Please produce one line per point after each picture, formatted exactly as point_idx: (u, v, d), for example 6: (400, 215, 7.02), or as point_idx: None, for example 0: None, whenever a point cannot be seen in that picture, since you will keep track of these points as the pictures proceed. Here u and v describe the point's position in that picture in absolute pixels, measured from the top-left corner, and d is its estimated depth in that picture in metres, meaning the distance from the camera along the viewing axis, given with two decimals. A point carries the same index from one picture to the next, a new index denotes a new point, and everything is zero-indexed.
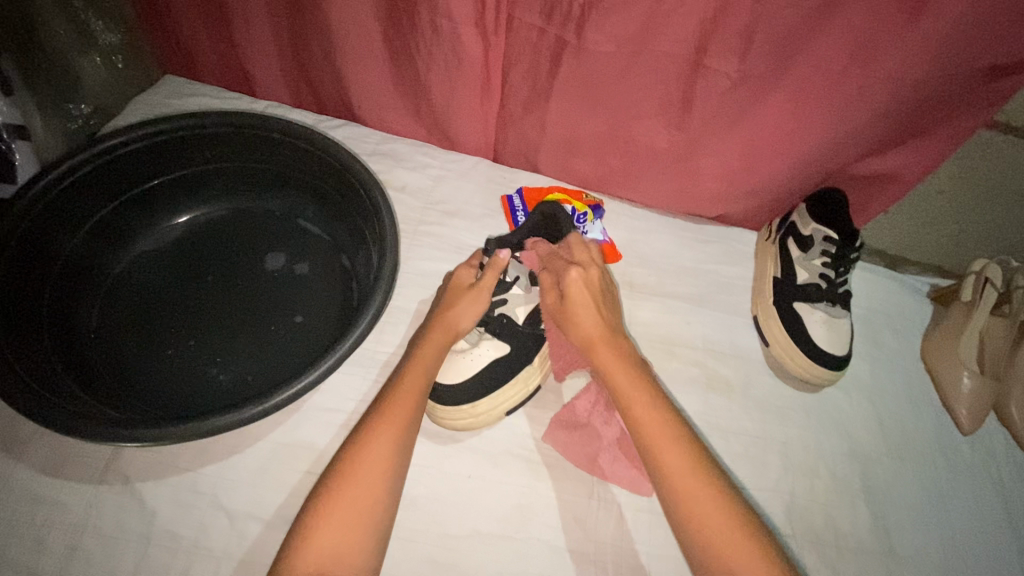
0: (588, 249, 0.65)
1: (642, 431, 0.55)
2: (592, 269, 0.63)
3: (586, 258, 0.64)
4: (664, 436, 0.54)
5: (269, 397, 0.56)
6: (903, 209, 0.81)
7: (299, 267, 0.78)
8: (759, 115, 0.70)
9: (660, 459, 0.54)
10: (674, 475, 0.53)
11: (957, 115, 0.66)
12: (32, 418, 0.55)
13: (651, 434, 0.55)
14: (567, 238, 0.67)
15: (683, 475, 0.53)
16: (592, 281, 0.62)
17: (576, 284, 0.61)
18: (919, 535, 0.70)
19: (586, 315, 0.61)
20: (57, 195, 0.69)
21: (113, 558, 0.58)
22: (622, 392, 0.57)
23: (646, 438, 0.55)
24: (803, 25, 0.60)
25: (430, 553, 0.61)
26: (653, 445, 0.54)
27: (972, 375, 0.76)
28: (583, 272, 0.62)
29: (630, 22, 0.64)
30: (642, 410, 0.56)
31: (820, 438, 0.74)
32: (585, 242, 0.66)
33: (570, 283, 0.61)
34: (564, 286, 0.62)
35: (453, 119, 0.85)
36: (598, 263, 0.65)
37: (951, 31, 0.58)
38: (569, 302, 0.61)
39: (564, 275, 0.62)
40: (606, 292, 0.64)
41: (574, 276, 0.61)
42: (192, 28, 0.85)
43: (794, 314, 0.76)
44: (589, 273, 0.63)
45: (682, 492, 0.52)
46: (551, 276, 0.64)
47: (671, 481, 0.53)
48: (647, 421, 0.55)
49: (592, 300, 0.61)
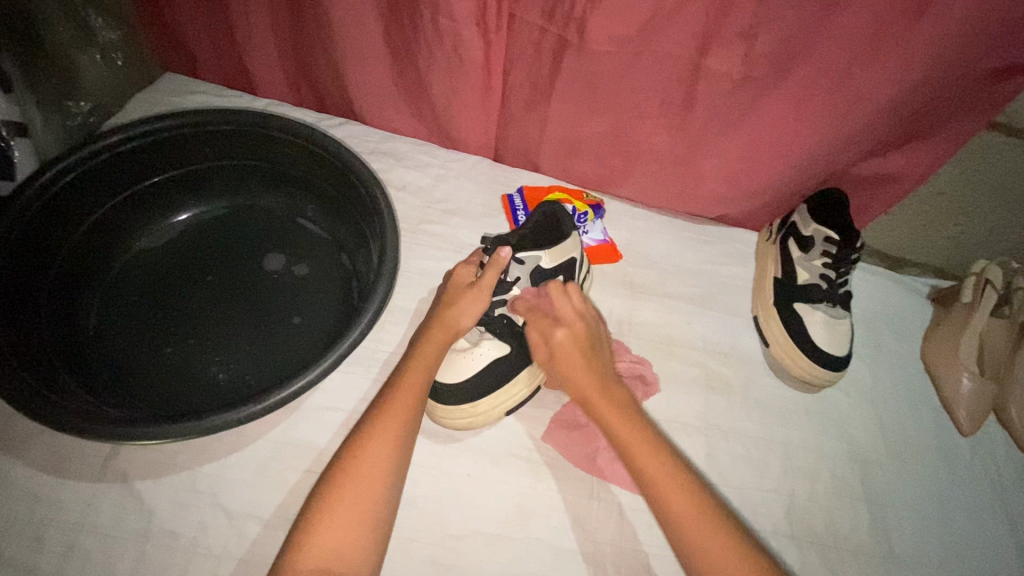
0: (569, 295, 0.63)
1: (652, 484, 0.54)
2: (577, 323, 0.62)
3: (573, 311, 0.63)
4: (674, 487, 0.53)
5: (269, 396, 0.56)
6: (904, 210, 0.81)
7: (300, 267, 0.78)
8: (761, 116, 0.70)
9: (671, 514, 0.52)
10: (683, 521, 0.52)
11: (958, 116, 0.66)
12: (31, 417, 0.55)
13: (660, 489, 0.53)
14: (549, 290, 0.64)
15: (690, 523, 0.51)
16: (578, 336, 0.61)
17: (563, 343, 0.61)
18: (918, 536, 0.70)
19: (575, 372, 0.60)
20: (58, 192, 0.69)
21: (111, 557, 0.58)
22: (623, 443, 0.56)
23: (656, 495, 0.53)
24: (806, 26, 0.60)
25: (429, 553, 0.61)
26: (662, 498, 0.53)
27: (972, 376, 0.76)
28: (568, 330, 0.61)
29: (631, 22, 0.64)
30: (649, 467, 0.54)
31: (820, 439, 0.74)
32: (565, 288, 0.64)
33: (556, 342, 0.61)
34: (551, 345, 0.61)
35: (454, 118, 0.85)
36: (582, 311, 0.63)
37: (954, 32, 0.57)
38: (558, 361, 0.61)
39: (549, 334, 0.62)
40: (595, 341, 0.63)
41: (559, 337, 0.61)
42: (192, 27, 0.85)
43: (795, 314, 0.76)
44: (574, 327, 0.62)
45: (696, 547, 0.50)
46: (537, 333, 0.63)
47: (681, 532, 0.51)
48: (651, 473, 0.54)
49: (580, 356, 0.61)
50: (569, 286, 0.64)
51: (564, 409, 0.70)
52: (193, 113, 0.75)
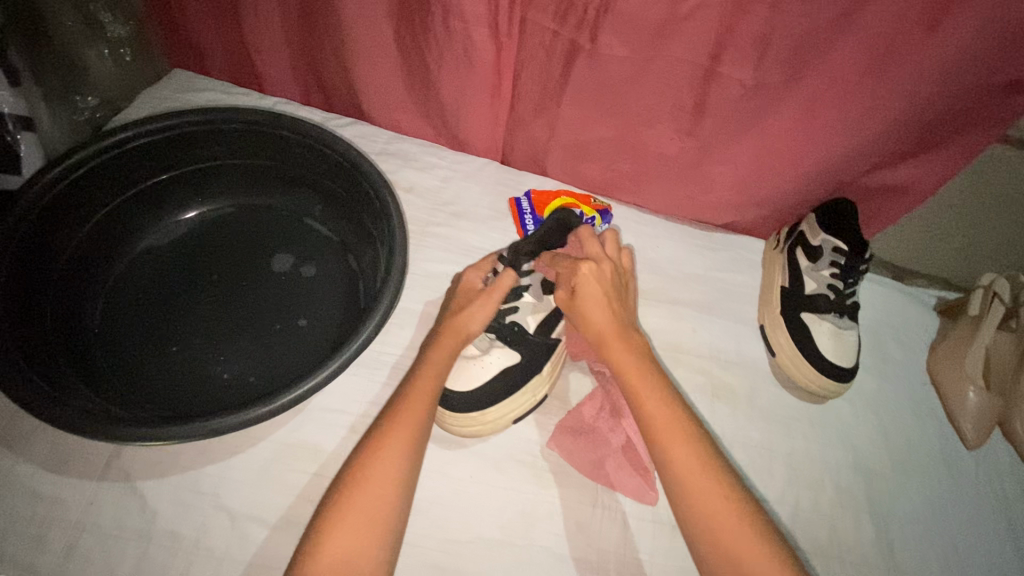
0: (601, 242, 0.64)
1: (654, 426, 0.55)
2: (604, 262, 0.62)
3: (597, 253, 0.63)
4: (672, 432, 0.54)
5: (275, 399, 0.56)
6: (912, 221, 0.81)
7: (306, 268, 0.78)
8: (772, 124, 0.70)
9: (669, 459, 0.53)
10: (680, 468, 0.52)
11: (970, 129, 0.66)
12: (35, 415, 0.55)
13: (663, 432, 0.54)
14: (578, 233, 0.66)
15: (697, 491, 0.51)
16: (604, 274, 0.61)
17: (587, 277, 0.60)
18: (921, 548, 0.70)
19: (594, 308, 0.60)
20: (65, 188, 0.68)
21: (113, 557, 0.58)
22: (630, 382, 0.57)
23: (655, 435, 0.55)
24: (820, 35, 0.59)
25: (432, 558, 0.60)
26: (663, 439, 0.54)
27: (978, 390, 0.75)
28: (595, 265, 0.61)
29: (644, 27, 0.64)
30: (656, 411, 0.55)
31: (825, 450, 0.73)
32: (599, 235, 0.65)
33: (580, 276, 0.61)
34: (574, 280, 0.62)
35: (463, 119, 0.84)
36: (614, 257, 0.64)
37: (969, 46, 0.57)
38: (578, 296, 0.61)
39: (574, 270, 0.62)
40: (619, 285, 0.63)
41: (585, 271, 0.61)
42: (201, 24, 0.84)
43: (802, 324, 0.76)
44: (600, 266, 0.61)
45: (690, 492, 0.51)
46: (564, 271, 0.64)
47: (676, 475, 0.52)
48: (656, 414, 0.55)
49: (602, 294, 0.61)
50: (603, 234, 0.66)
51: (569, 415, 0.69)
52: (201, 111, 0.75)
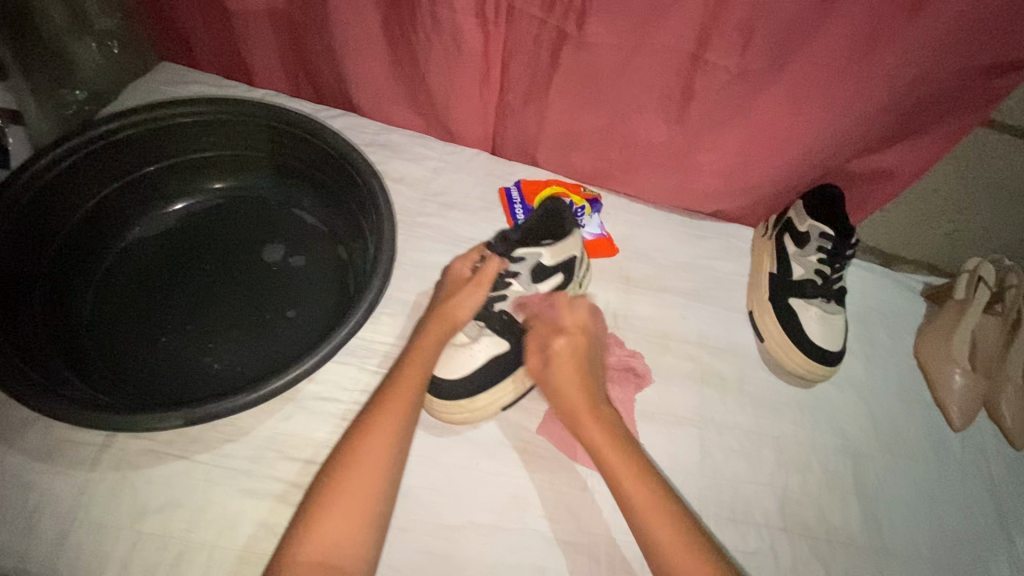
0: (574, 311, 0.66)
1: (632, 502, 0.54)
2: (579, 335, 0.64)
3: (575, 325, 0.65)
4: (655, 506, 0.53)
5: (267, 383, 0.57)
6: (898, 206, 0.82)
7: (297, 259, 0.78)
8: (758, 110, 0.70)
9: (653, 542, 0.52)
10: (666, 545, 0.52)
11: (955, 113, 0.67)
12: (26, 404, 0.55)
13: (645, 512, 0.53)
14: (554, 300, 0.67)
15: (677, 553, 0.51)
16: (577, 347, 0.63)
17: (564, 351, 0.62)
18: (908, 528, 0.70)
19: (568, 385, 0.61)
20: (52, 179, 0.68)
21: (105, 545, 0.58)
22: (607, 463, 0.56)
23: (634, 505, 0.54)
24: (804, 21, 0.60)
25: (424, 543, 0.61)
26: (644, 518, 0.53)
27: (963, 372, 0.76)
28: (569, 340, 0.63)
29: (631, 14, 0.64)
30: (635, 491, 0.54)
31: (812, 432, 0.74)
32: (572, 302, 0.66)
33: (557, 351, 0.62)
34: (549, 354, 0.63)
35: (453, 110, 0.85)
36: (585, 322, 0.66)
37: (951, 29, 0.58)
38: (555, 372, 0.62)
39: (550, 342, 0.63)
40: (591, 358, 0.64)
41: (559, 346, 0.62)
42: (189, 16, 0.84)
43: (790, 310, 0.76)
44: (576, 339, 0.63)
45: (671, 563, 0.51)
46: (535, 342, 0.65)
47: (656, 549, 0.52)
48: (637, 489, 0.54)
49: (578, 371, 0.62)
50: (577, 301, 0.67)
51: None
52: (188, 101, 0.75)
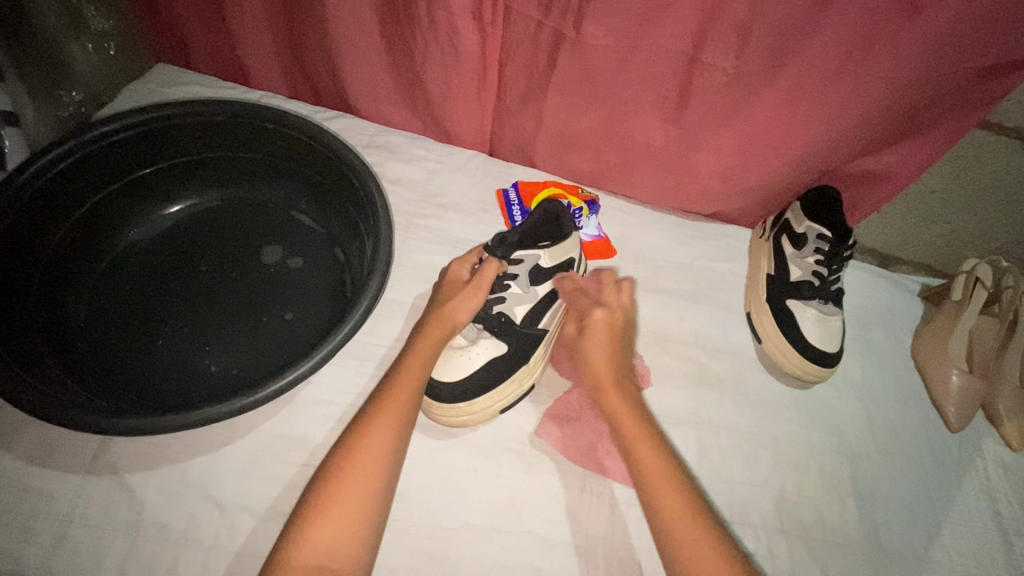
0: (619, 290, 0.66)
1: (643, 470, 0.55)
2: (618, 312, 0.64)
3: (613, 301, 0.65)
4: (664, 474, 0.54)
5: (263, 386, 0.56)
6: (895, 208, 0.82)
7: (294, 260, 0.78)
8: (755, 111, 0.70)
9: (659, 511, 0.52)
10: (668, 512, 0.52)
11: (951, 114, 0.67)
12: (21, 407, 0.55)
13: (655, 481, 0.54)
14: (599, 277, 0.68)
15: (680, 522, 0.51)
16: (616, 323, 0.63)
17: (598, 324, 0.62)
18: (906, 529, 0.70)
19: (599, 353, 0.61)
20: (48, 182, 0.68)
21: (101, 548, 0.58)
22: (626, 434, 0.57)
23: (641, 469, 0.55)
24: (800, 23, 0.60)
25: (422, 546, 0.61)
26: (652, 486, 0.54)
27: (960, 373, 0.76)
28: (607, 313, 0.63)
29: (628, 15, 0.64)
30: (648, 457, 0.55)
31: (810, 433, 0.74)
32: (619, 284, 0.67)
33: (593, 321, 0.63)
34: (586, 324, 0.63)
35: (450, 111, 0.85)
36: (627, 306, 0.66)
37: (948, 30, 0.58)
38: (586, 340, 0.63)
39: (588, 314, 0.64)
40: (625, 335, 0.65)
41: (597, 317, 0.63)
42: (186, 17, 0.84)
43: (788, 311, 0.76)
44: (614, 315, 0.64)
45: (672, 528, 0.51)
46: (578, 311, 0.66)
47: (657, 511, 0.53)
48: (650, 458, 0.55)
49: (610, 342, 0.62)
50: (622, 282, 0.67)
51: (558, 403, 0.70)
52: (184, 103, 0.75)
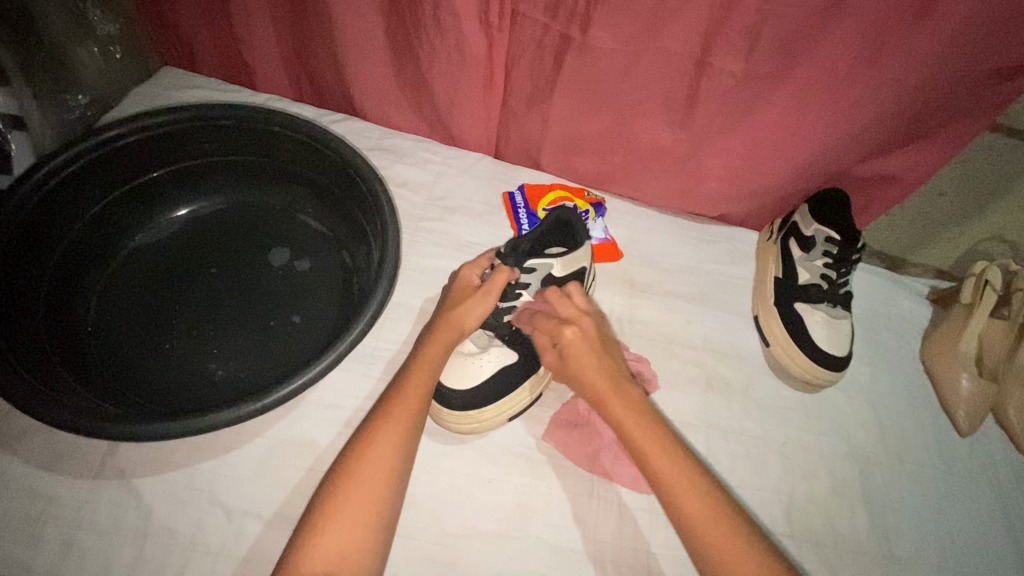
0: (570, 297, 0.62)
1: (662, 486, 0.53)
2: (584, 319, 0.61)
3: (575, 311, 0.61)
4: (683, 484, 0.52)
5: (270, 392, 0.56)
6: (904, 210, 0.81)
7: (301, 263, 0.78)
8: (764, 114, 0.70)
9: (686, 521, 0.52)
10: (695, 526, 0.51)
11: (961, 116, 0.66)
12: (29, 413, 0.55)
13: (676, 493, 0.52)
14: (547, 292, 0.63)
15: (707, 530, 0.50)
16: (588, 334, 0.60)
17: (574, 341, 0.59)
18: (916, 534, 0.70)
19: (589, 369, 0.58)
20: (56, 186, 0.68)
21: (109, 554, 0.58)
22: (636, 446, 0.55)
23: (663, 486, 0.53)
24: (808, 26, 0.59)
25: (429, 552, 0.60)
26: (674, 498, 0.52)
27: (971, 376, 0.75)
28: (578, 328, 0.60)
29: (635, 18, 0.64)
30: (663, 469, 0.53)
31: (819, 438, 0.74)
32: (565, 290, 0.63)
33: (568, 341, 0.59)
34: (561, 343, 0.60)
35: (456, 114, 0.84)
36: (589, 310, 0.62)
37: (958, 32, 0.57)
38: (570, 360, 0.59)
39: (559, 334, 0.60)
40: (602, 338, 0.62)
41: (569, 335, 0.59)
42: (192, 21, 0.84)
43: (796, 314, 0.76)
44: (584, 324, 0.60)
45: (704, 540, 0.50)
46: (545, 333, 0.62)
47: (687, 522, 0.51)
48: (667, 471, 0.53)
49: (593, 355, 0.59)
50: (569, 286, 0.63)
51: (565, 408, 0.70)
52: (191, 106, 0.75)
